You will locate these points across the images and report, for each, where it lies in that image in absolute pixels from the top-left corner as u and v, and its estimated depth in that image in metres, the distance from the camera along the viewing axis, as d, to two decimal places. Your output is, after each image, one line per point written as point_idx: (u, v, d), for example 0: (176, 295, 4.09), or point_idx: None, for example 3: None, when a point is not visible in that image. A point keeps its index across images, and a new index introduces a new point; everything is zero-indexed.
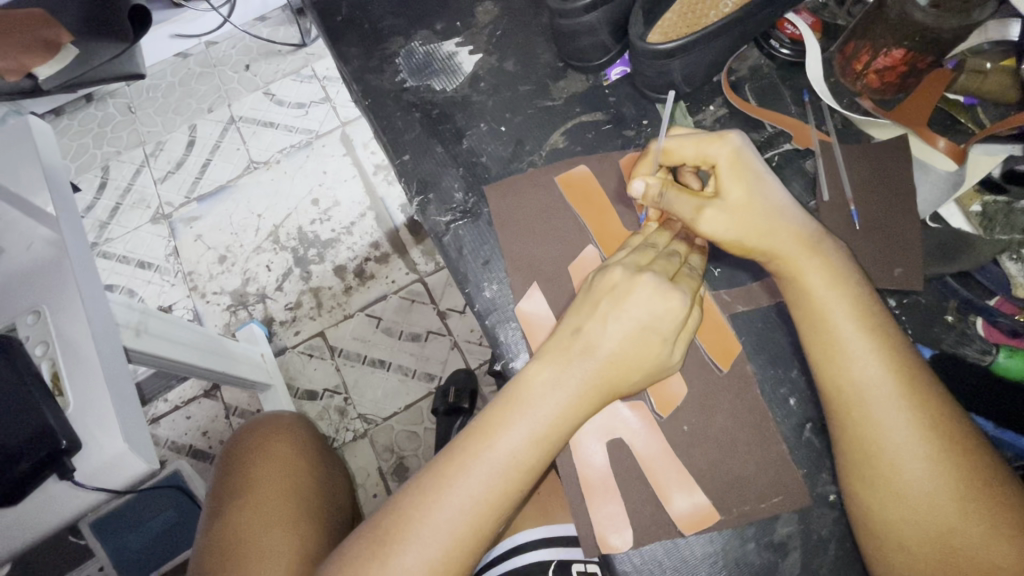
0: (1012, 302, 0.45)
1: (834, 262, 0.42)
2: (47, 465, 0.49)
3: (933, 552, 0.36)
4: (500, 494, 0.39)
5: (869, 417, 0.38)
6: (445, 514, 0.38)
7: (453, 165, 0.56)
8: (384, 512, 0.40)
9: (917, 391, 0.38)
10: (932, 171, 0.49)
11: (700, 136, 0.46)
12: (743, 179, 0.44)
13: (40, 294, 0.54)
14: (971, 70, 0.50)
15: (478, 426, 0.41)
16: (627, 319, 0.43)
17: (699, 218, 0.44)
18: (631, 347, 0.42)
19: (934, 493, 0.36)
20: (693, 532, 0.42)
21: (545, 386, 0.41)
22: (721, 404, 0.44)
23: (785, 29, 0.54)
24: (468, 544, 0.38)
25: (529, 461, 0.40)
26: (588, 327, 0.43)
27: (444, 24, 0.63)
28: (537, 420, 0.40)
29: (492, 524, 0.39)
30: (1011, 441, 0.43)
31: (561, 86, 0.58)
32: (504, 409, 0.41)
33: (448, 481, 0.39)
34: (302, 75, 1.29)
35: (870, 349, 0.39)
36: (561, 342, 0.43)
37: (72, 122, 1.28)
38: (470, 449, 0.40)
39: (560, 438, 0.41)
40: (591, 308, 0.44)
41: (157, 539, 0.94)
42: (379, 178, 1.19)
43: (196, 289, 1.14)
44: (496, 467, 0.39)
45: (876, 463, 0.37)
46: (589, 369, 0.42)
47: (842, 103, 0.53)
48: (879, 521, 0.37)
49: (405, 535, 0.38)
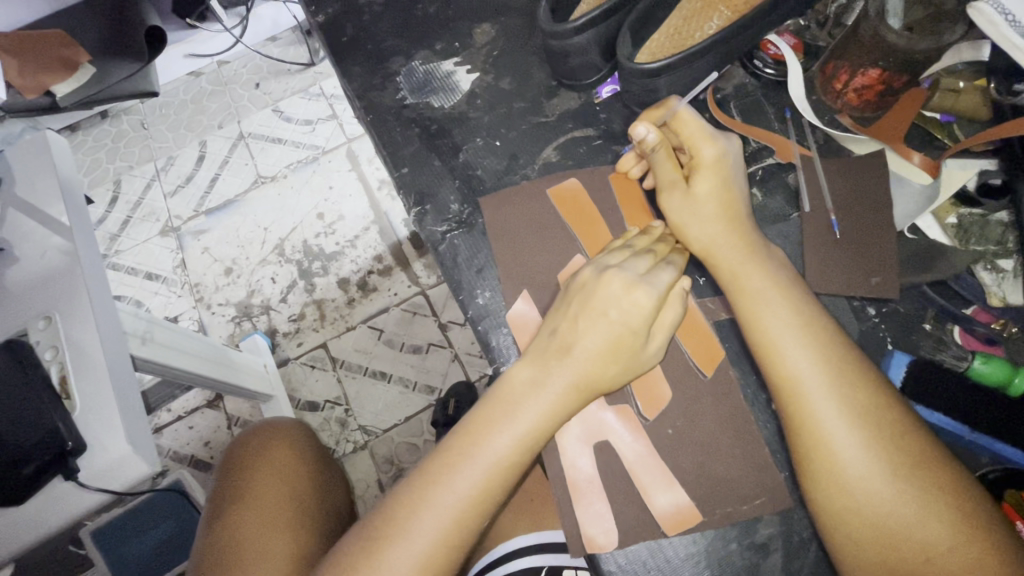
0: (988, 312, 0.47)
1: (784, 271, 0.45)
2: (53, 466, 0.51)
3: (875, 537, 0.37)
4: (484, 493, 0.40)
5: (806, 408, 0.39)
6: (431, 514, 0.40)
7: (449, 178, 0.58)
8: (373, 514, 0.42)
9: (847, 380, 0.40)
10: (908, 184, 0.50)
11: (704, 127, 0.49)
12: (717, 180, 0.48)
13: (52, 301, 0.56)
14: (946, 89, 0.52)
15: (466, 428, 0.43)
16: (603, 317, 0.44)
17: (664, 193, 0.49)
18: (604, 343, 0.44)
19: (870, 479, 0.37)
20: (676, 532, 0.43)
21: (525, 383, 0.43)
22: (704, 409, 0.45)
23: (768, 50, 0.56)
24: (451, 542, 0.39)
25: (513, 460, 0.41)
26: (564, 328, 0.45)
27: (444, 44, 0.66)
28: (520, 418, 0.42)
29: (478, 521, 0.40)
30: (987, 446, 0.44)
31: (554, 104, 0.60)
32: (487, 409, 0.43)
33: (433, 483, 0.41)
34: (310, 93, 1.33)
35: (803, 342, 0.41)
36: (541, 343, 0.45)
37: (87, 137, 1.33)
38: (455, 449, 0.42)
39: (540, 438, 0.42)
40: (564, 309, 0.46)
41: (156, 549, 0.94)
42: (383, 193, 1.22)
43: (202, 300, 1.17)
44: (478, 464, 0.41)
45: (815, 453, 0.39)
46: (563, 368, 0.43)
47: (824, 120, 0.55)
48: (824, 511, 0.38)
49: (393, 533, 0.39)
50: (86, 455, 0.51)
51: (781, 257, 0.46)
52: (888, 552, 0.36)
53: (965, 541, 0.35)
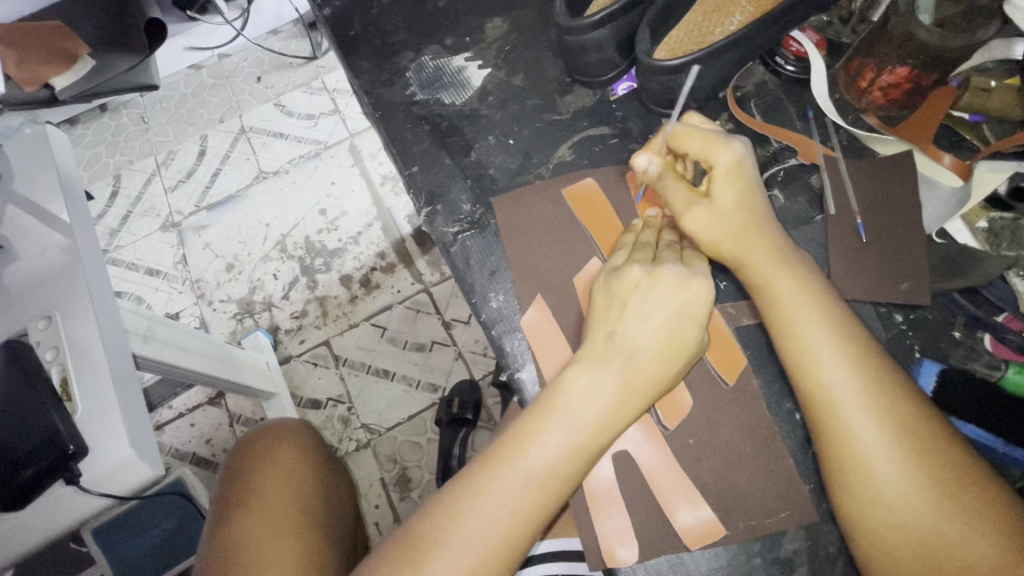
0: (1019, 319, 0.45)
1: (815, 279, 0.44)
2: (54, 471, 0.49)
3: (916, 555, 0.36)
4: (529, 511, 0.39)
5: (840, 420, 0.38)
6: (469, 532, 0.38)
7: (461, 177, 0.56)
8: (395, 538, 0.40)
9: (883, 392, 0.38)
10: (938, 186, 0.49)
11: (707, 134, 0.46)
12: (738, 186, 0.45)
13: (52, 300, 0.55)
14: (976, 88, 0.49)
15: (507, 441, 0.41)
16: (666, 314, 0.43)
17: (686, 215, 0.46)
18: (669, 340, 0.42)
19: (911, 496, 0.36)
20: (699, 547, 0.41)
21: (567, 399, 0.41)
22: (727, 418, 0.44)
23: (791, 47, 0.54)
24: (495, 560, 0.38)
25: (568, 470, 0.40)
26: (621, 331, 0.43)
27: (454, 39, 0.64)
28: (576, 424, 0.40)
29: (520, 540, 0.39)
30: (1020, 459, 0.42)
31: (568, 101, 0.59)
32: (520, 429, 0.41)
33: (468, 502, 0.39)
34: (312, 87, 1.31)
35: (836, 353, 0.40)
36: (595, 349, 0.43)
37: (86, 131, 1.31)
38: (493, 465, 0.40)
39: (600, 442, 0.41)
40: (617, 312, 0.44)
41: (159, 548, 0.93)
42: (387, 188, 1.21)
43: (204, 297, 1.15)
44: (509, 488, 0.39)
45: (852, 468, 0.38)
46: (629, 367, 0.42)
47: (847, 119, 0.53)
48: (860, 527, 0.37)
49: (418, 559, 0.38)
50: (88, 459, 0.50)
51: (807, 263, 0.45)
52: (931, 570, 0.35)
53: (1011, 560, 0.34)
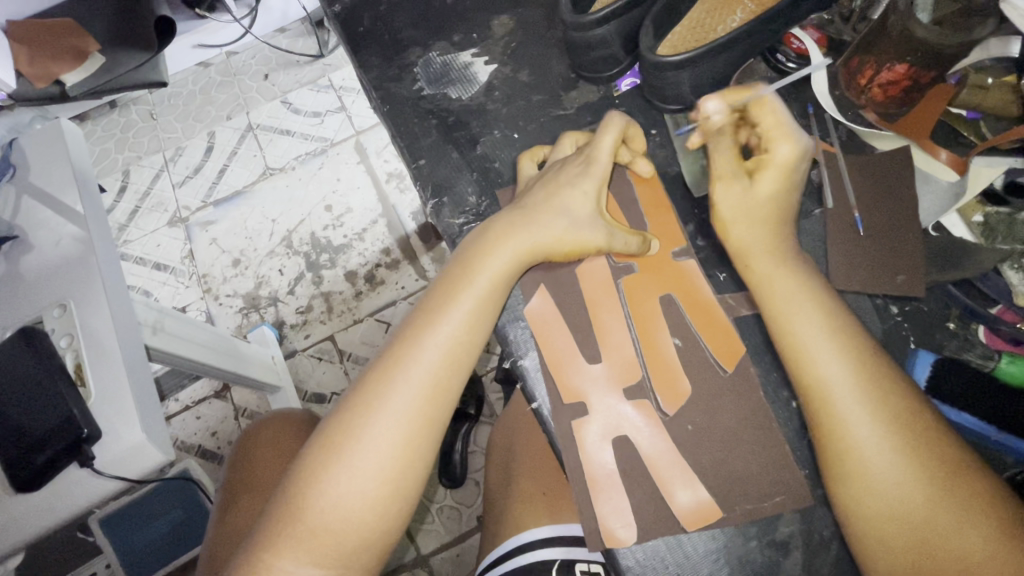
0: (1013, 311, 0.46)
1: (811, 275, 0.45)
2: (69, 454, 0.50)
3: (908, 544, 0.37)
4: (451, 363, 0.44)
5: (835, 414, 0.39)
6: (405, 391, 0.43)
7: (467, 171, 0.58)
8: (344, 405, 0.44)
9: (876, 390, 0.39)
10: (933, 181, 0.50)
11: (784, 122, 0.47)
12: (782, 180, 0.47)
13: (67, 290, 0.56)
14: (973, 85, 0.51)
15: (427, 315, 0.46)
16: (568, 187, 0.49)
17: (723, 184, 0.48)
18: (569, 203, 0.49)
19: (903, 488, 0.37)
20: (696, 528, 0.42)
21: (480, 269, 0.47)
22: (724, 404, 0.45)
23: (792, 44, 0.55)
24: (427, 412, 0.43)
25: (481, 327, 0.46)
26: (524, 204, 0.50)
27: (461, 35, 0.65)
28: (488, 290, 0.46)
29: (447, 390, 0.44)
30: (1015, 447, 0.42)
31: (573, 96, 0.60)
32: (445, 295, 0.46)
33: (399, 370, 0.44)
34: (319, 85, 1.32)
35: (832, 351, 0.41)
36: (502, 224, 0.49)
37: (96, 127, 1.33)
38: (415, 334, 0.45)
39: (501, 299, 0.47)
40: (524, 197, 0.51)
41: (165, 538, 0.94)
42: (392, 185, 1.22)
43: (210, 291, 1.17)
44: (439, 344, 0.45)
45: (846, 459, 0.39)
46: (539, 226, 0.48)
47: (846, 116, 0.54)
48: (853, 517, 0.38)
49: (366, 416, 0.43)
50: (101, 442, 0.51)
51: (801, 256, 0.46)
52: (925, 561, 0.36)
53: (1002, 554, 0.35)
